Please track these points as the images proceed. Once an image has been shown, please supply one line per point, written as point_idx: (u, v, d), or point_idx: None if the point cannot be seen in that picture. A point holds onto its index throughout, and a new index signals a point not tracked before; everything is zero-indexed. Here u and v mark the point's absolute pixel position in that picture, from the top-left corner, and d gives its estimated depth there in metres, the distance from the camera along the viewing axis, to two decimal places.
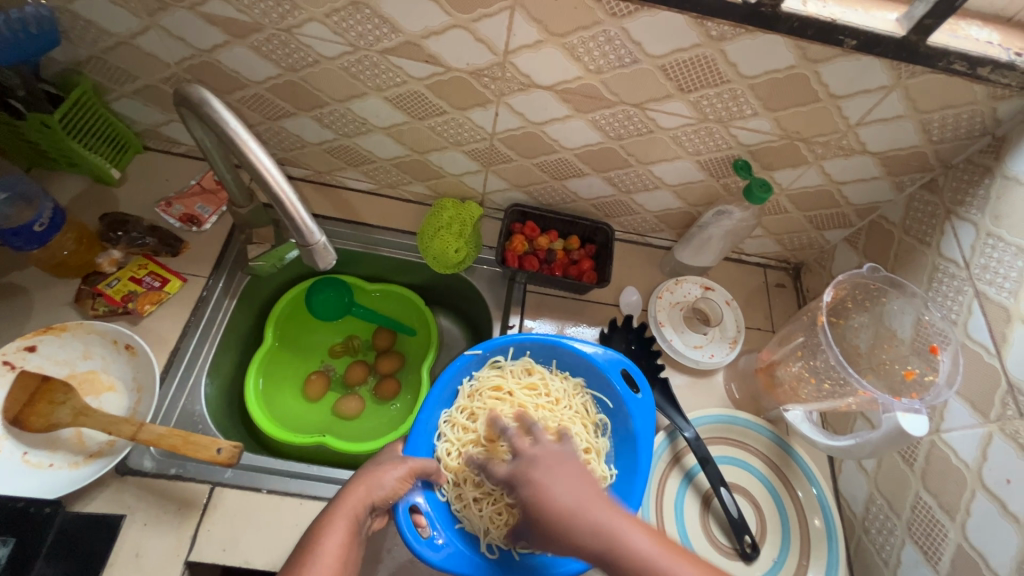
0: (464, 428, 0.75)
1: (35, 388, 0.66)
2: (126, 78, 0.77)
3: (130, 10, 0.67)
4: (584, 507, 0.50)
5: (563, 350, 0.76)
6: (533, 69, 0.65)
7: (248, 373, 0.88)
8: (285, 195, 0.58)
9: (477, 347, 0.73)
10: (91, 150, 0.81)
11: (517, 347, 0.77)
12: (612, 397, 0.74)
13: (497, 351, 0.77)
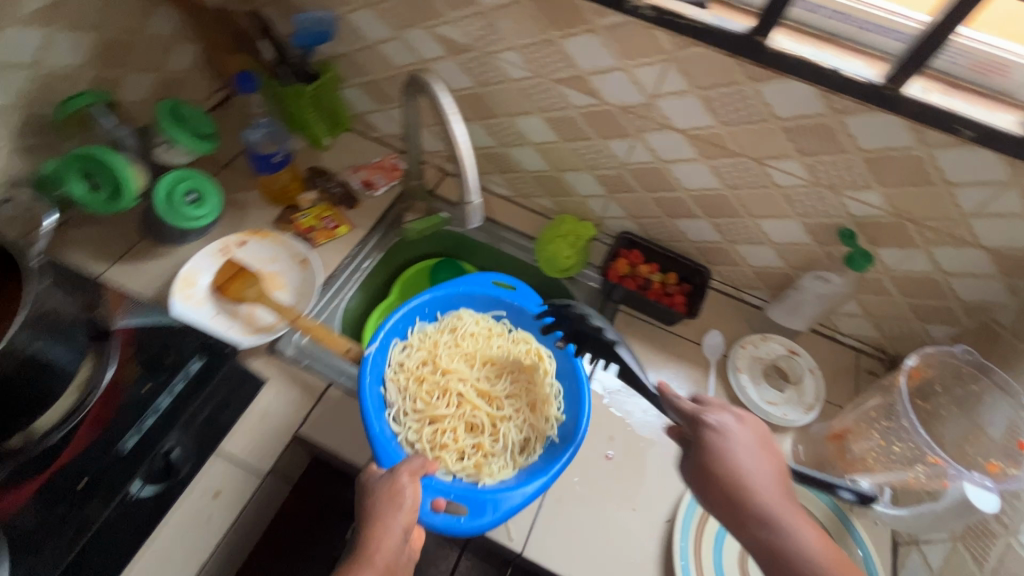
0: (414, 407, 0.86)
1: (232, 270, 0.87)
2: (360, 73, 1.04)
3: (386, 25, 0.92)
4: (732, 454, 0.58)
5: (452, 295, 0.96)
6: (673, 113, 0.79)
7: (373, 312, 1.06)
8: (464, 157, 0.70)
9: (371, 342, 0.83)
10: (317, 121, 1.07)
11: (405, 319, 0.92)
12: (501, 305, 0.96)
13: (391, 336, 0.90)
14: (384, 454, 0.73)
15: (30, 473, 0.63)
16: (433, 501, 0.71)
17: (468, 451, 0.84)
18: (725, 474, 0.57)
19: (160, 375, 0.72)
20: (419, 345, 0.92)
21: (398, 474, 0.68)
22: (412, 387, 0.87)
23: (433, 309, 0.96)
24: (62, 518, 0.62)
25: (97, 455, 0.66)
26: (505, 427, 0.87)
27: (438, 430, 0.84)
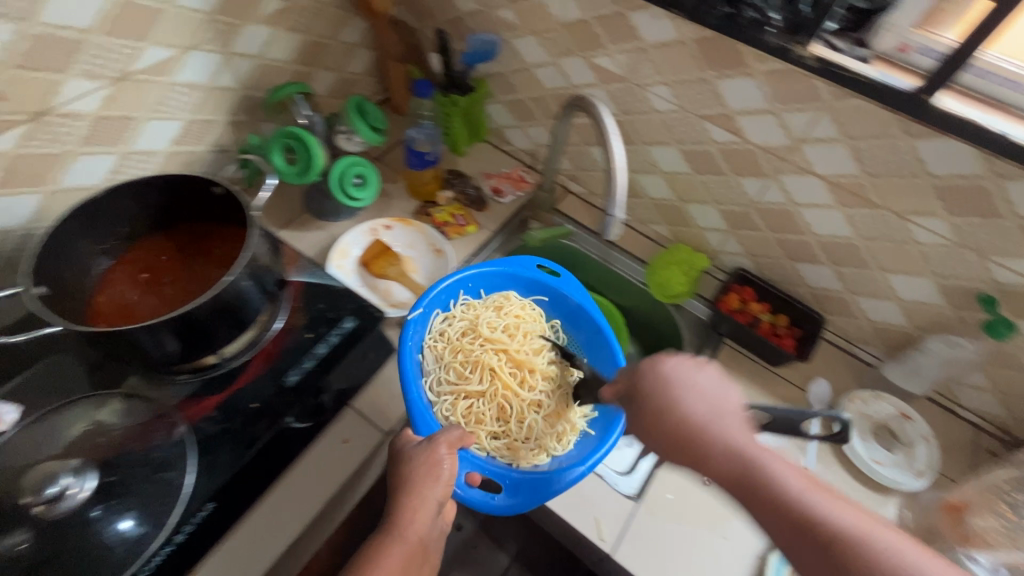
0: (449, 379, 0.92)
1: (381, 250, 0.99)
2: (509, 92, 1.14)
3: (546, 51, 1.01)
4: (698, 392, 0.68)
5: (506, 275, 0.98)
6: (818, 159, 0.82)
7: None
8: (617, 172, 0.75)
9: (418, 306, 0.87)
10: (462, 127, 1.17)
11: (449, 293, 0.96)
12: (546, 290, 0.99)
13: (435, 306, 0.94)
14: (422, 422, 0.75)
15: (216, 390, 0.75)
16: (471, 475, 0.78)
17: (501, 431, 0.90)
18: (677, 430, 0.66)
19: (320, 328, 0.83)
20: (461, 319, 0.97)
21: (437, 445, 0.71)
22: (450, 361, 0.93)
23: (477, 284, 0.99)
24: (235, 435, 0.72)
25: (266, 387, 0.76)
26: (535, 412, 0.92)
27: (473, 407, 0.90)
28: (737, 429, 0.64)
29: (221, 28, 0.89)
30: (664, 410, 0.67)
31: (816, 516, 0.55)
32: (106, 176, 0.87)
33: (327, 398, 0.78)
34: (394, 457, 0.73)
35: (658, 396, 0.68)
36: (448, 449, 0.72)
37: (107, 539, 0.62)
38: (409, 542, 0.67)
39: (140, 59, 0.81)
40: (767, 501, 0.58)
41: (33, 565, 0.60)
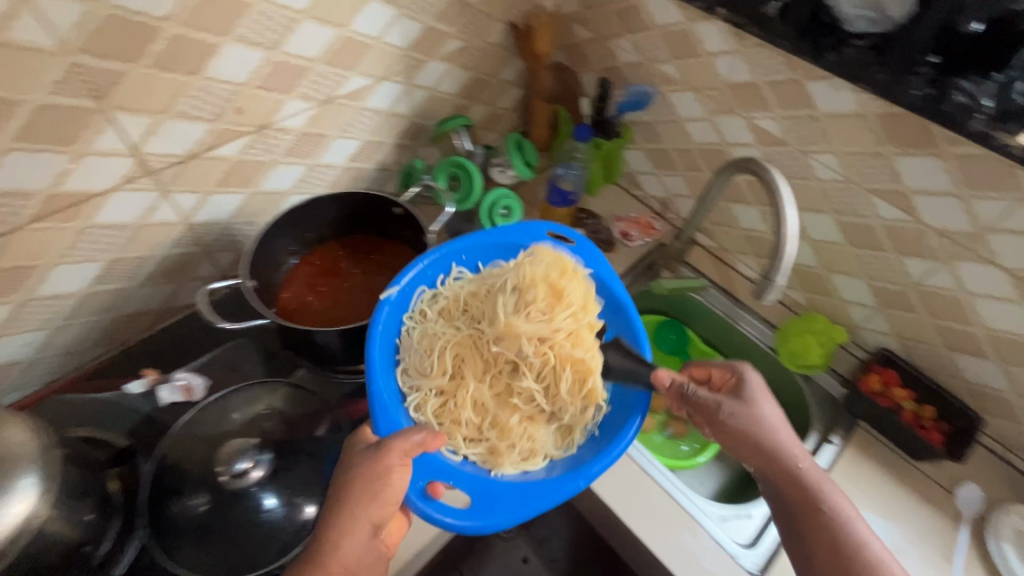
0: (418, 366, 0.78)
1: None
2: (653, 140, 1.16)
3: (703, 107, 1.02)
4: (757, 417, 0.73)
5: (503, 248, 0.87)
6: (1004, 250, 0.77)
7: None
8: (787, 239, 0.74)
9: (394, 285, 0.76)
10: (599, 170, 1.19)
11: (438, 266, 0.84)
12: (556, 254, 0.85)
13: (419, 283, 0.82)
14: (384, 422, 0.69)
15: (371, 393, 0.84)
16: (432, 484, 0.68)
17: (486, 433, 0.76)
18: (751, 442, 0.72)
19: None
20: (448, 297, 0.82)
21: (385, 453, 0.63)
22: (426, 342, 0.79)
23: (474, 257, 0.86)
24: None
25: None
26: (533, 421, 0.78)
27: (455, 405, 0.77)
28: (814, 462, 0.70)
29: (410, 63, 0.98)
30: (744, 419, 0.72)
31: (860, 554, 0.63)
32: (293, 183, 0.95)
33: None
34: (344, 459, 0.65)
35: (744, 404, 0.73)
36: (395, 456, 0.63)
37: (265, 518, 0.67)
38: (339, 571, 0.58)
39: (344, 86, 0.91)
40: (818, 528, 0.66)
41: (209, 526, 0.66)
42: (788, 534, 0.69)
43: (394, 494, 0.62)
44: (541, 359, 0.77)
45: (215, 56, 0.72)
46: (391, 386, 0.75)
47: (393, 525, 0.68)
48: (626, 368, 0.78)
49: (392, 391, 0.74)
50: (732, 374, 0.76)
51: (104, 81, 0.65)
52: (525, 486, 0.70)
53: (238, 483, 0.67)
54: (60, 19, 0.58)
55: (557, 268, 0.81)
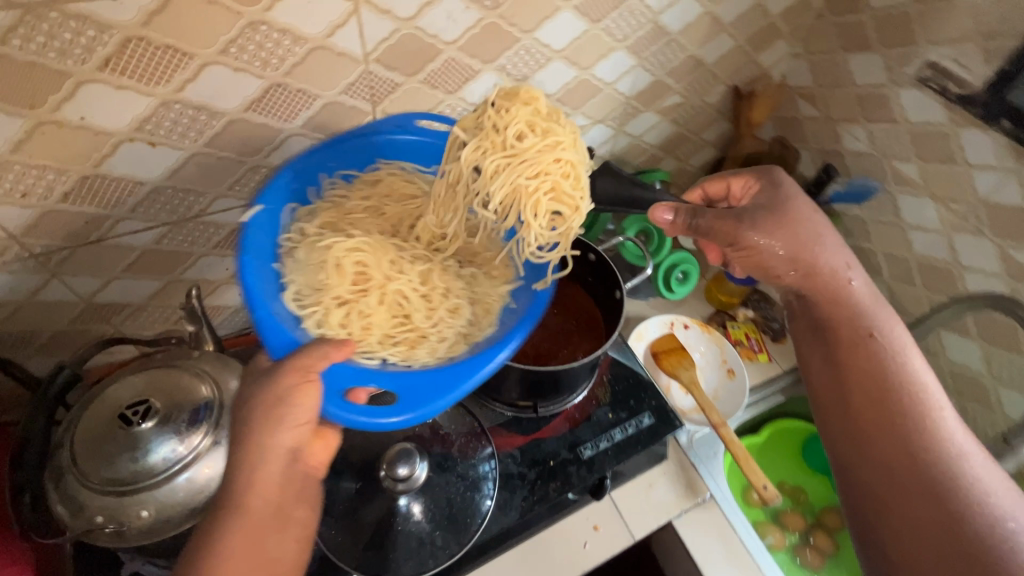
0: (305, 285, 0.66)
1: (679, 346, 0.97)
2: (858, 238, 1.06)
3: (941, 219, 0.91)
4: (798, 223, 0.69)
5: (377, 154, 0.72)
6: None
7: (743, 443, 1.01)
8: None
9: (256, 202, 0.62)
10: None
11: (304, 177, 0.68)
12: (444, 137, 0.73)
13: (291, 198, 0.68)
14: (274, 336, 0.57)
15: (523, 430, 0.80)
16: (352, 392, 0.59)
17: (398, 332, 0.68)
18: (785, 252, 0.68)
19: (621, 412, 0.83)
20: (324, 211, 0.70)
21: (280, 375, 0.52)
22: (312, 262, 0.67)
23: (349, 158, 0.71)
24: (529, 481, 0.76)
25: (565, 445, 0.79)
26: (456, 315, 0.70)
27: (351, 321, 0.66)
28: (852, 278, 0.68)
29: (628, 110, 0.97)
30: (781, 223, 0.68)
31: (896, 367, 0.62)
32: None
33: (607, 483, 0.77)
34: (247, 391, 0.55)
35: (773, 208, 0.70)
36: (294, 376, 0.53)
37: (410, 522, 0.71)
38: (263, 512, 0.52)
39: None
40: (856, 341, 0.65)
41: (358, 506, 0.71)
42: (818, 340, 0.69)
43: (301, 415, 0.53)
44: (533, 183, 0.63)
45: (472, 80, 0.76)
46: (279, 308, 0.61)
47: (317, 447, 0.59)
48: (622, 195, 0.72)
49: (283, 313, 0.61)
50: (765, 189, 0.73)
51: (383, 89, 0.71)
52: (438, 373, 0.59)
53: (405, 484, 0.71)
54: (373, 33, 0.64)
55: (544, 103, 0.65)
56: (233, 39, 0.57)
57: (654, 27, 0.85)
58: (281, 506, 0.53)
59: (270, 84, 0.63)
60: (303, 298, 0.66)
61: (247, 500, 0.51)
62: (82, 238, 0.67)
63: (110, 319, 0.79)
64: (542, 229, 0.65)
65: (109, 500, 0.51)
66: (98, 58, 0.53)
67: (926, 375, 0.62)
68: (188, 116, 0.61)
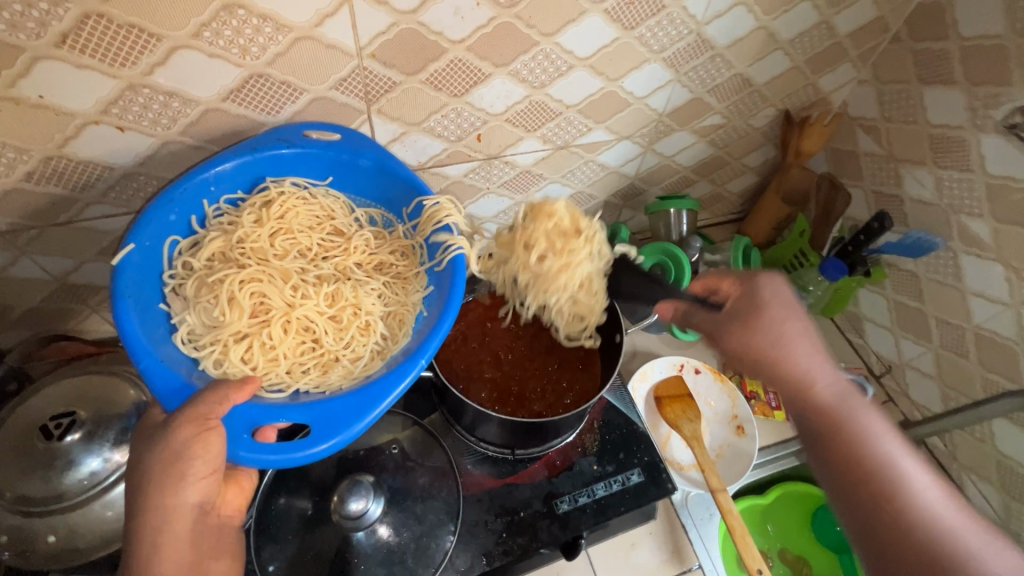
0: (203, 324, 0.62)
1: (685, 394, 0.89)
2: (907, 295, 0.94)
3: (1011, 290, 0.78)
4: (768, 318, 0.58)
5: (263, 171, 0.64)
6: None
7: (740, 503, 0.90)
8: None
9: (129, 240, 0.55)
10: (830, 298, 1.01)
11: (185, 208, 0.61)
12: (332, 155, 0.64)
13: (170, 232, 0.61)
14: (159, 381, 0.51)
15: (496, 472, 0.74)
16: (262, 429, 0.57)
17: (308, 356, 0.66)
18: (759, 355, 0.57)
19: (607, 465, 0.76)
20: (212, 243, 0.63)
21: (172, 430, 0.47)
22: (206, 299, 0.63)
23: (227, 183, 0.63)
24: (496, 531, 0.69)
25: (540, 496, 0.72)
26: (373, 337, 0.68)
27: (253, 354, 0.63)
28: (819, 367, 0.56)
29: (659, 128, 0.88)
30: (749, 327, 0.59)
31: (897, 481, 0.50)
32: (495, 214, 0.92)
33: (582, 543, 0.70)
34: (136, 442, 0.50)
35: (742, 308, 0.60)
36: (189, 428, 0.48)
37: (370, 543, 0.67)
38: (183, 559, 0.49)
39: (584, 137, 0.84)
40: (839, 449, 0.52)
41: (307, 532, 0.67)
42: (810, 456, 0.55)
43: (203, 468, 0.49)
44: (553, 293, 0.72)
45: (482, 85, 0.69)
46: (165, 351, 0.56)
47: (230, 493, 0.59)
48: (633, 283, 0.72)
49: (172, 355, 0.57)
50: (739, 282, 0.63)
51: (379, 87, 0.64)
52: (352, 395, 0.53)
53: (356, 522, 0.66)
54: (368, 26, 0.57)
55: (564, 215, 0.71)
56: (206, 23, 0.51)
57: (697, 39, 0.75)
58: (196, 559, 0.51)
59: (249, 73, 0.57)
60: (199, 336, 0.62)
61: (154, 559, 0.48)
62: (50, 219, 0.64)
63: (86, 300, 0.76)
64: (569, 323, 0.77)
65: (16, 519, 0.48)
66: (54, 34, 0.48)
67: (931, 481, 0.50)
68: (159, 102, 0.56)
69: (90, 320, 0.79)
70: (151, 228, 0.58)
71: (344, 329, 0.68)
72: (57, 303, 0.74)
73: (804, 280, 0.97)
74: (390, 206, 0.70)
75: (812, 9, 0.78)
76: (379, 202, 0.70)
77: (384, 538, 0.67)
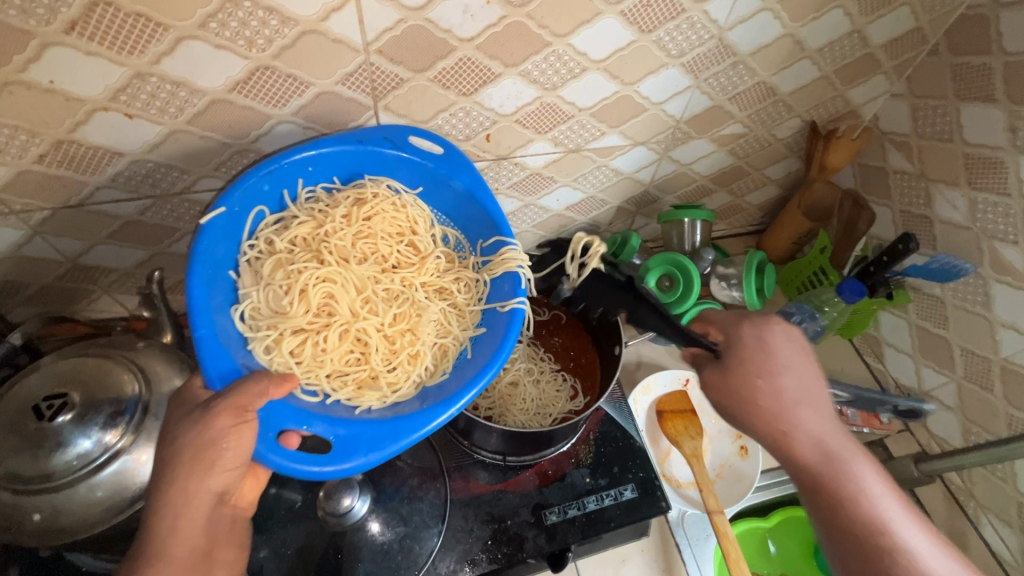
0: (266, 308, 0.65)
1: (687, 410, 0.86)
2: (931, 321, 0.89)
3: None
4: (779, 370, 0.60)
5: (356, 167, 0.68)
6: None
7: (737, 526, 0.86)
8: None
9: (220, 204, 0.56)
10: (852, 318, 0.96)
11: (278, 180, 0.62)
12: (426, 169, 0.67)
13: (258, 202, 0.64)
14: (214, 362, 0.52)
15: (488, 478, 0.73)
16: (286, 433, 0.54)
17: (351, 368, 0.67)
18: (764, 404, 0.58)
19: (600, 478, 0.74)
20: (300, 227, 0.66)
21: (212, 417, 0.48)
22: (277, 284, 0.65)
23: (323, 172, 0.66)
24: (482, 537, 0.69)
25: (528, 505, 0.71)
26: (419, 365, 0.69)
27: (305, 348, 0.66)
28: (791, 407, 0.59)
29: (676, 135, 0.85)
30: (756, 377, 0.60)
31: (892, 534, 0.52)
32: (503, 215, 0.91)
33: (569, 556, 0.69)
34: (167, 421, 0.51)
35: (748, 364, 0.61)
36: (227, 417, 0.48)
37: (354, 540, 0.66)
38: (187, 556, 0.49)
39: (597, 141, 0.81)
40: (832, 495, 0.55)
41: (295, 525, 0.67)
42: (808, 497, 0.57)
43: (231, 461, 0.50)
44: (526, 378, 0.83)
45: (491, 85, 0.67)
46: (221, 322, 0.58)
47: (245, 486, 0.59)
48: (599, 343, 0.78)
49: (226, 328, 0.59)
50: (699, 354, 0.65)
51: (385, 84, 0.63)
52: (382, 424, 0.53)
53: (342, 519, 0.66)
54: (375, 22, 0.56)
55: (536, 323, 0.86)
56: (212, 14, 0.51)
57: (718, 45, 0.72)
58: (206, 546, 0.51)
59: (256, 66, 0.57)
60: (261, 316, 0.65)
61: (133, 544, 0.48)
62: (61, 200, 0.65)
63: (97, 281, 0.78)
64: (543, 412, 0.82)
65: (5, 495, 0.49)
66: (64, 21, 0.49)
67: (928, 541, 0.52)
68: (166, 91, 0.57)
69: (101, 301, 0.81)
70: (241, 195, 0.59)
71: (394, 350, 0.69)
72: (70, 283, 0.76)
73: (820, 301, 0.92)
74: (468, 234, 0.72)
75: (845, 16, 0.74)
76: (459, 225, 0.72)
77: (375, 535, 0.67)
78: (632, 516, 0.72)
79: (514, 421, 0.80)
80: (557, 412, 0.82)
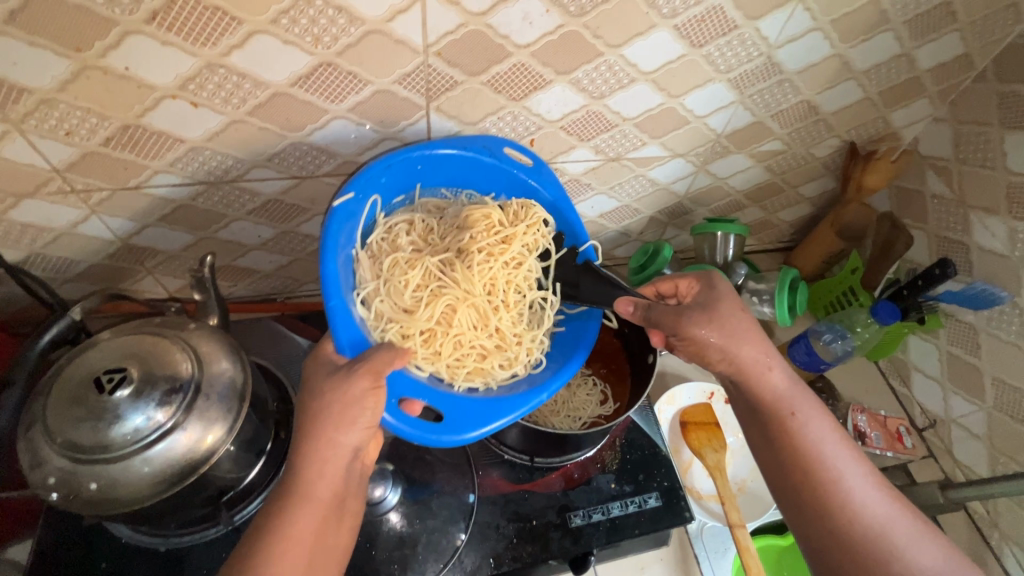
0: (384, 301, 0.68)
1: (711, 422, 0.87)
2: (963, 348, 0.89)
3: None
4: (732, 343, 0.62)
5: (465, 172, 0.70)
6: None
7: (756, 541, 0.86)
8: None
9: (349, 188, 0.60)
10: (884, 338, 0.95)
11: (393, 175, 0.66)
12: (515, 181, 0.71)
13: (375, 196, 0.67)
14: (345, 331, 0.58)
15: (514, 477, 0.74)
16: (410, 401, 0.62)
17: (455, 361, 0.70)
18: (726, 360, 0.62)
19: (625, 485, 0.75)
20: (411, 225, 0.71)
21: (352, 377, 0.54)
22: (397, 280, 0.69)
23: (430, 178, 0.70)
24: (507, 535, 0.69)
25: (554, 507, 0.72)
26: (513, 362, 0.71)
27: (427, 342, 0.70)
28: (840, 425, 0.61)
29: (715, 149, 0.86)
30: (716, 322, 0.62)
31: (848, 493, 0.56)
32: None
33: (591, 559, 0.69)
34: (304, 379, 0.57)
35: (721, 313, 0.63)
36: (365, 379, 0.55)
37: (385, 528, 0.68)
38: (322, 500, 0.52)
39: (637, 151, 0.82)
40: (797, 448, 0.59)
41: None
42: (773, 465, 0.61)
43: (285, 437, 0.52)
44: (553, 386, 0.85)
45: (541, 91, 0.68)
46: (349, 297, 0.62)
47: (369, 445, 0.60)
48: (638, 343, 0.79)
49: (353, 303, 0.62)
50: (698, 283, 0.67)
51: (440, 85, 0.65)
52: (488, 402, 0.62)
53: (373, 507, 0.68)
54: (437, 25, 0.58)
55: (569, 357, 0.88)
56: (284, 10, 0.53)
57: (766, 62, 0.73)
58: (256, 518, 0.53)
59: (319, 62, 0.59)
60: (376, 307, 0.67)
61: None
62: (120, 182, 0.67)
63: (144, 262, 0.80)
64: (570, 419, 0.82)
65: (66, 464, 0.50)
66: (146, 11, 0.51)
67: (876, 492, 0.56)
68: (232, 82, 0.59)
69: (144, 281, 0.84)
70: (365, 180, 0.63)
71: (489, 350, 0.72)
72: (118, 262, 0.78)
73: (852, 320, 0.92)
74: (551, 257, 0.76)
75: (894, 39, 0.74)
76: None
77: (396, 525, 0.68)
78: (653, 525, 0.72)
79: (544, 420, 0.81)
80: (583, 417, 0.82)
